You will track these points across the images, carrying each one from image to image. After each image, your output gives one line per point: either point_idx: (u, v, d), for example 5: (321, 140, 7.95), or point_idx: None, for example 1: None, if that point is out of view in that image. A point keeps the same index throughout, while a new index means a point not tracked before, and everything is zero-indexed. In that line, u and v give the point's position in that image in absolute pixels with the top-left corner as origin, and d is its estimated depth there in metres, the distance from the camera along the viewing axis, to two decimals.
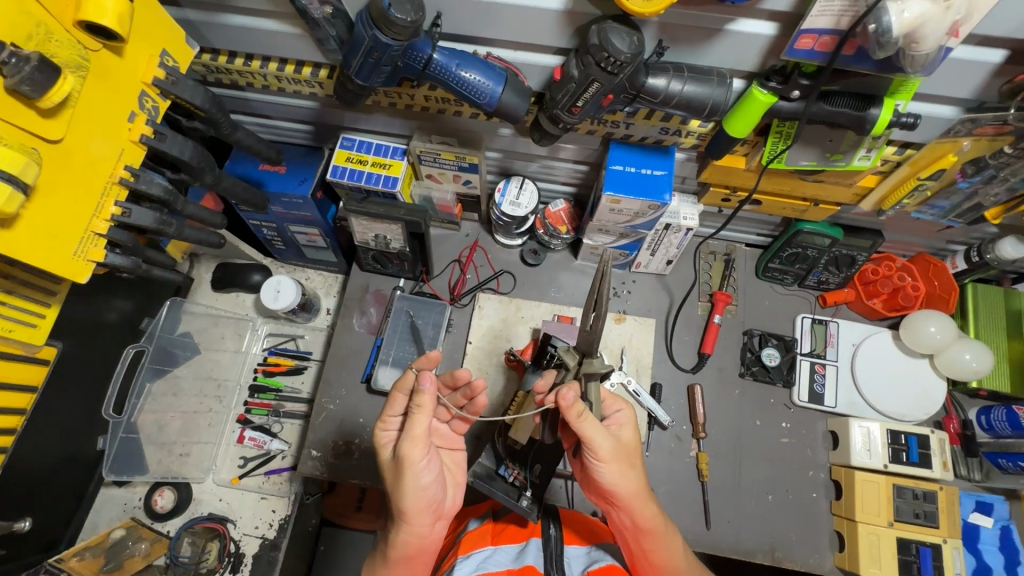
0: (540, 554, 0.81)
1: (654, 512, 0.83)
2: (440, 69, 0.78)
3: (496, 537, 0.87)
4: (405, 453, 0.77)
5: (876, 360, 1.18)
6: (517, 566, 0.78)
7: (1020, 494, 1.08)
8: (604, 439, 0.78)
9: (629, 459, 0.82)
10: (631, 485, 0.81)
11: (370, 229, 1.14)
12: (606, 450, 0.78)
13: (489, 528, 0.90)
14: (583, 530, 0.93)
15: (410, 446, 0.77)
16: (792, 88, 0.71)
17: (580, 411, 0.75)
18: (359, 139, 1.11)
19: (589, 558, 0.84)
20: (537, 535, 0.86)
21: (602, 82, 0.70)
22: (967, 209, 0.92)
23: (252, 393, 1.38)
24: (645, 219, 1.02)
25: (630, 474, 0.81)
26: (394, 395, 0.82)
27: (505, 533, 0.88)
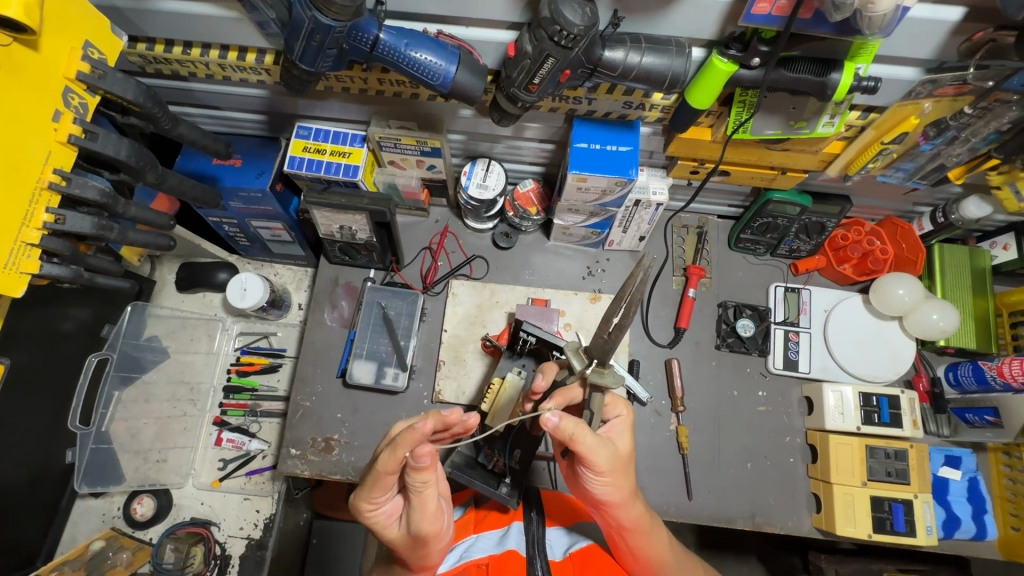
0: (521, 536, 0.80)
1: (641, 514, 0.83)
2: (389, 49, 0.74)
3: (478, 525, 0.88)
4: (421, 531, 0.72)
5: (850, 324, 1.19)
6: (499, 550, 0.77)
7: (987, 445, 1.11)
8: (604, 455, 0.75)
9: (625, 470, 0.80)
10: (623, 494, 0.80)
11: (334, 221, 1.11)
12: (603, 465, 0.76)
13: (472, 516, 0.91)
14: (564, 511, 0.93)
15: (425, 525, 0.72)
16: (752, 55, 0.69)
17: (575, 432, 0.72)
18: (315, 127, 1.07)
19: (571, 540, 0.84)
20: (517, 518, 0.86)
21: (557, 57, 0.68)
22: (932, 170, 0.91)
23: (227, 394, 1.34)
24: (613, 196, 1.00)
25: (625, 484, 0.80)
26: (375, 479, 0.72)
27: (488, 520, 0.88)
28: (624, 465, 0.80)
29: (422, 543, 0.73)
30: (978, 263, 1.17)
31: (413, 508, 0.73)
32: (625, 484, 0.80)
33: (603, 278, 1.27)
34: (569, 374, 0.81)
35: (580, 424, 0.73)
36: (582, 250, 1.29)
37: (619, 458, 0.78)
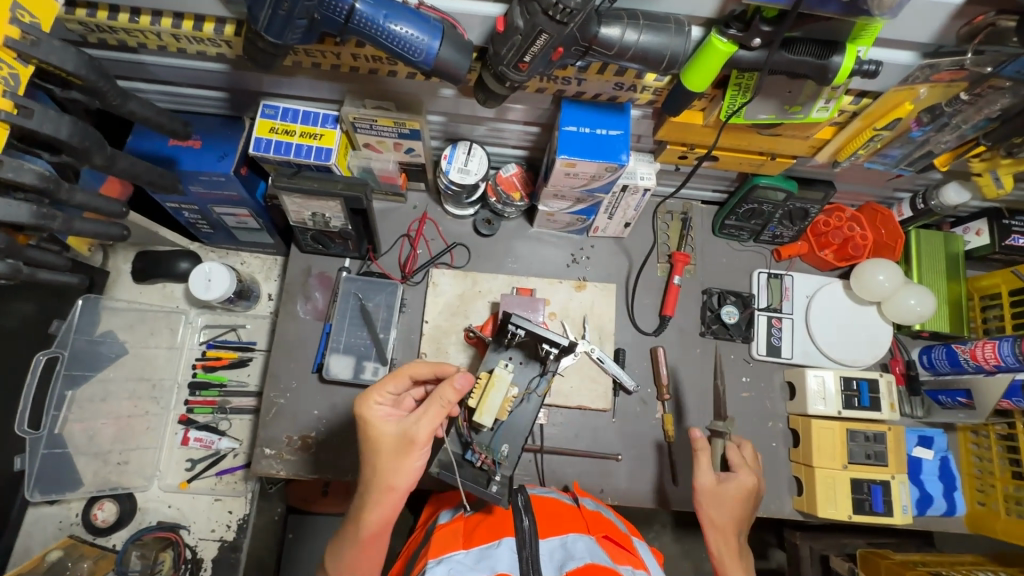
0: (512, 555, 0.72)
1: (736, 554, 0.92)
2: (366, 20, 0.68)
3: (467, 539, 0.78)
4: (415, 433, 0.77)
5: (830, 310, 1.20)
6: (488, 572, 0.70)
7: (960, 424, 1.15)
8: (707, 479, 0.97)
9: (723, 505, 0.95)
10: (719, 522, 0.94)
11: (305, 208, 1.04)
12: (705, 486, 0.96)
13: (461, 527, 0.82)
14: (563, 521, 0.82)
15: (419, 427, 0.77)
16: (753, 36, 0.66)
17: (702, 445, 0.99)
18: (282, 106, 0.99)
19: (568, 545, 0.75)
20: (507, 531, 0.77)
21: (551, 32, 0.63)
22: (919, 157, 0.90)
23: (193, 391, 1.27)
24: (602, 181, 0.96)
25: (719, 513, 0.95)
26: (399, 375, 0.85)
27: (477, 531, 0.80)
28: (727, 500, 0.95)
29: (407, 447, 0.77)
30: (953, 248, 1.19)
31: (417, 412, 0.79)
32: (724, 516, 0.95)
33: (587, 266, 1.24)
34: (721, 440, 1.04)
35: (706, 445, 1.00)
36: (566, 237, 1.25)
37: (719, 487, 0.96)
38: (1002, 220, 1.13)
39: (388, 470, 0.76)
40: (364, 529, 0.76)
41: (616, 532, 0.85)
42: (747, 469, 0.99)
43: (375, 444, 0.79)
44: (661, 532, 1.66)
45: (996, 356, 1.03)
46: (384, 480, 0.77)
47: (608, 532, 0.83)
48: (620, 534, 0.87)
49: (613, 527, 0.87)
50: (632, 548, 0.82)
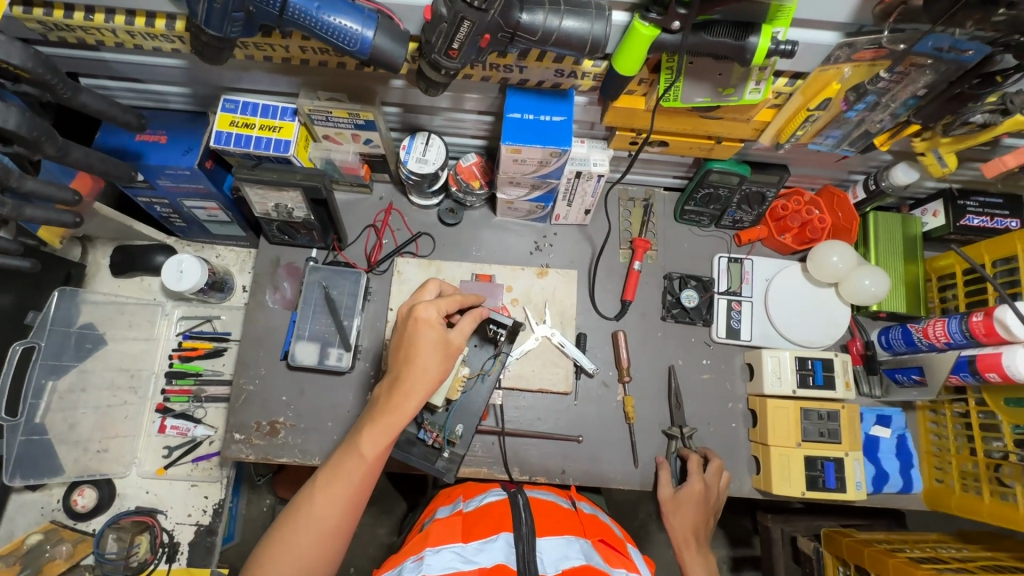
0: (510, 547, 0.74)
1: (698, 557, 1.00)
2: (299, 11, 0.71)
3: (466, 532, 0.79)
4: (458, 342, 0.82)
5: (788, 293, 1.22)
6: (487, 563, 0.72)
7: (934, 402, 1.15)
8: (665, 487, 1.07)
9: (679, 510, 1.04)
10: (681, 530, 1.02)
11: (268, 199, 1.07)
12: (666, 496, 1.06)
13: (460, 519, 0.82)
14: (560, 522, 0.82)
15: (463, 338, 0.83)
16: (672, 19, 0.67)
17: (659, 463, 1.11)
18: (242, 100, 1.01)
19: (564, 545, 0.76)
20: (505, 527, 0.79)
21: (473, 19, 0.66)
22: (858, 136, 0.92)
23: (170, 380, 1.31)
24: (552, 167, 0.99)
25: (678, 520, 1.03)
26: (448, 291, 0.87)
27: (478, 524, 0.81)
28: (682, 504, 1.04)
29: (454, 356, 0.81)
30: (910, 230, 1.20)
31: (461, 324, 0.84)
32: (682, 522, 1.03)
33: (550, 253, 1.26)
34: (684, 447, 1.13)
35: (665, 463, 1.11)
36: (529, 225, 1.28)
37: (675, 496, 1.05)
38: (956, 200, 1.14)
39: (438, 367, 0.79)
40: (406, 415, 0.77)
41: (611, 537, 0.85)
42: (696, 469, 1.07)
43: (428, 344, 0.79)
44: (645, 520, 1.67)
45: (946, 334, 1.04)
46: (430, 374, 0.79)
47: (603, 536, 0.83)
48: (615, 539, 0.87)
49: (608, 531, 0.87)
50: (626, 552, 0.82)
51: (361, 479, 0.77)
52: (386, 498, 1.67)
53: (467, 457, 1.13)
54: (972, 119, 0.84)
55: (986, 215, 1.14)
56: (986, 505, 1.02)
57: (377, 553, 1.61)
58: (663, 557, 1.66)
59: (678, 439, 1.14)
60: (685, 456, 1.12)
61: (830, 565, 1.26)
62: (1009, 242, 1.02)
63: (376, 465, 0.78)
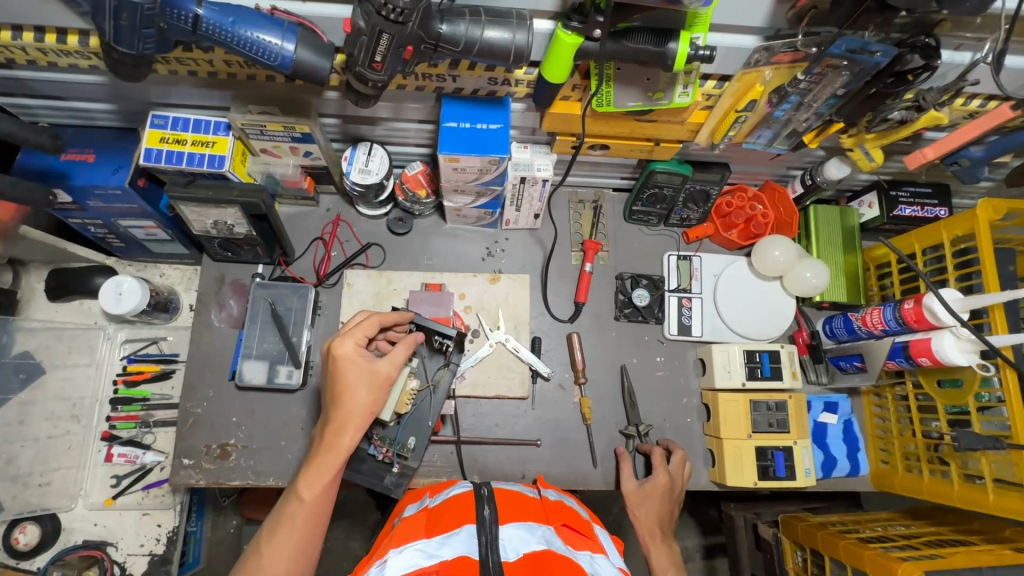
0: (472, 539, 0.73)
1: (662, 547, 1.00)
2: (213, 27, 0.69)
3: (431, 528, 0.78)
4: (386, 369, 0.82)
5: (736, 288, 1.24)
6: (449, 555, 0.70)
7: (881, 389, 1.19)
8: (631, 483, 1.07)
9: (643, 501, 1.05)
10: (646, 521, 1.03)
11: (204, 216, 1.04)
12: (630, 489, 1.07)
13: (424, 515, 0.81)
14: (523, 510, 0.81)
15: (391, 365, 0.83)
16: (593, 27, 0.68)
17: (622, 454, 1.12)
18: (172, 115, 0.98)
19: (527, 533, 0.75)
20: (469, 519, 0.78)
21: (391, 33, 0.65)
22: (788, 135, 0.95)
23: (115, 407, 1.26)
24: (493, 174, 0.98)
25: (643, 511, 1.04)
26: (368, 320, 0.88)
27: (442, 518, 0.79)
28: (647, 498, 1.05)
29: (385, 383, 0.82)
30: (848, 221, 1.24)
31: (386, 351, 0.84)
32: (647, 514, 1.04)
33: (503, 258, 1.26)
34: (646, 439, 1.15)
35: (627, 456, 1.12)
36: (480, 231, 1.27)
37: (640, 489, 1.06)
38: (888, 191, 1.19)
39: (366, 399, 0.80)
40: (342, 451, 0.78)
41: (575, 520, 0.84)
42: (659, 461, 1.08)
43: (351, 379, 0.80)
44: (618, 515, 1.68)
45: (882, 322, 1.08)
46: (360, 407, 0.80)
47: (567, 520, 0.83)
48: (581, 521, 0.86)
49: (574, 515, 0.86)
50: (592, 535, 0.82)
51: (306, 522, 0.76)
52: (356, 511, 1.64)
53: (425, 468, 1.12)
54: (891, 116, 0.87)
55: (917, 205, 1.18)
56: (926, 483, 1.07)
57: (349, 568, 1.58)
58: (637, 550, 1.68)
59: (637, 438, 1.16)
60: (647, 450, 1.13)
61: (789, 550, 1.29)
62: (934, 230, 1.06)
63: (320, 504, 0.78)
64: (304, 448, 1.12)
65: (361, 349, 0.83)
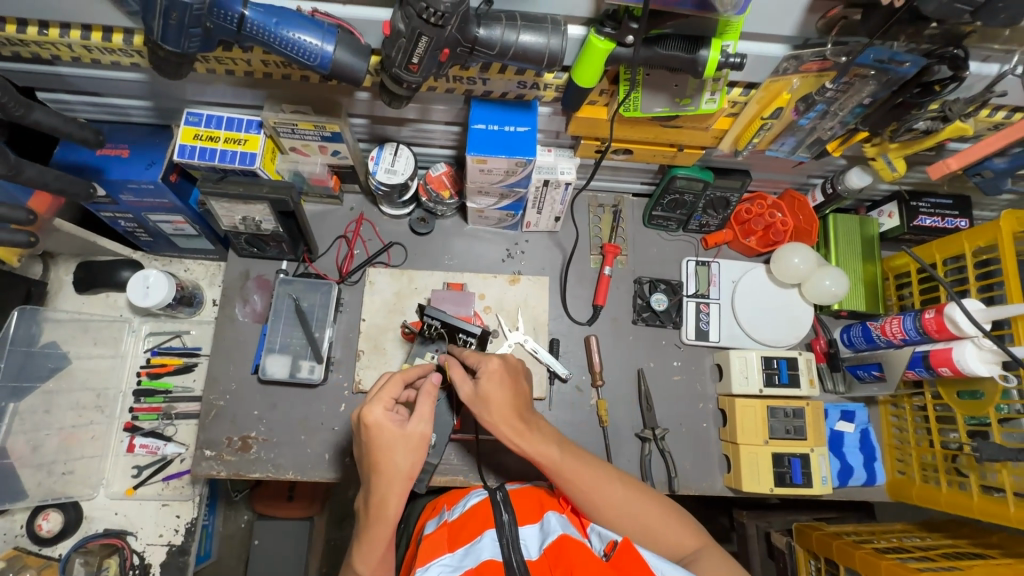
0: (494, 543, 0.76)
1: (529, 437, 0.86)
2: (258, 27, 0.71)
3: (453, 539, 0.80)
4: (419, 429, 0.79)
5: (754, 294, 1.25)
6: (473, 563, 0.73)
7: (901, 399, 1.18)
8: (469, 387, 0.88)
9: (495, 402, 0.86)
10: (496, 420, 0.86)
11: (234, 212, 1.07)
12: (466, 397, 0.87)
13: (445, 530, 0.82)
14: (536, 504, 0.85)
15: (422, 424, 0.79)
16: (625, 33, 0.69)
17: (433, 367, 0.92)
18: (206, 113, 1.01)
19: (544, 524, 0.79)
20: (488, 524, 0.79)
21: (429, 36, 0.67)
22: (812, 143, 0.96)
23: (138, 398, 1.28)
24: (518, 176, 1.00)
25: (500, 413, 0.86)
26: (391, 378, 0.83)
27: (462, 529, 0.81)
28: (493, 401, 0.86)
29: (420, 444, 0.79)
30: (868, 231, 1.24)
31: (415, 409, 0.80)
32: (502, 414, 0.86)
33: (522, 260, 1.28)
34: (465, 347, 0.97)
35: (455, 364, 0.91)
36: (501, 233, 1.28)
37: (480, 393, 0.86)
38: (909, 201, 1.19)
39: (405, 464, 0.77)
40: (391, 522, 0.77)
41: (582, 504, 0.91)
42: (484, 356, 0.90)
43: (385, 447, 0.77)
44: None
45: (902, 331, 1.08)
46: (401, 473, 0.77)
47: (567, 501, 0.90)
48: None
49: None
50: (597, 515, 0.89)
51: None
52: None
53: (443, 466, 1.13)
54: (916, 126, 0.88)
55: (937, 216, 1.19)
56: (944, 494, 1.06)
57: None
58: None
59: (656, 440, 1.16)
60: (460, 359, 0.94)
61: (802, 558, 1.29)
62: (956, 241, 1.06)
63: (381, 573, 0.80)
64: (324, 443, 1.14)
65: (390, 413, 0.79)
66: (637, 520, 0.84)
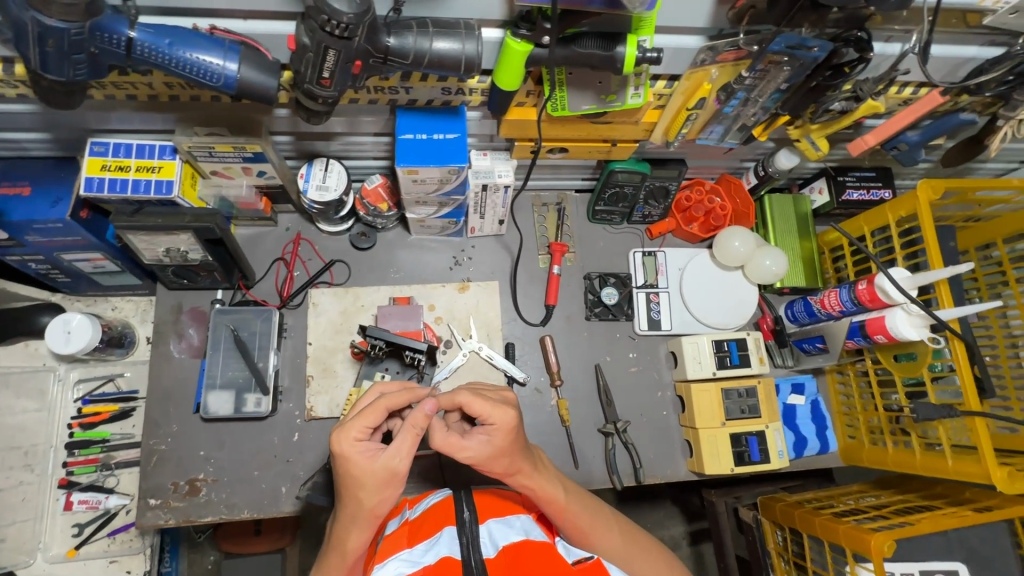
0: (454, 540, 0.74)
1: (536, 477, 0.81)
2: (149, 49, 0.66)
3: (413, 535, 0.78)
4: (391, 467, 0.71)
5: (700, 279, 1.27)
6: (431, 560, 0.71)
7: (845, 368, 1.23)
8: (479, 445, 0.76)
9: (503, 458, 0.77)
10: (501, 470, 0.78)
11: (155, 244, 1.00)
12: (472, 454, 0.76)
13: (406, 528, 0.80)
14: (501, 503, 0.84)
15: (397, 460, 0.71)
16: (541, 34, 0.69)
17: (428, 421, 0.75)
18: (113, 141, 0.94)
19: (506, 524, 0.79)
20: (449, 520, 0.78)
21: (336, 48, 0.64)
22: (738, 129, 0.98)
23: (72, 451, 1.20)
24: (453, 184, 0.98)
25: (506, 464, 0.77)
26: (374, 402, 0.74)
27: (423, 525, 0.79)
28: (503, 456, 0.76)
29: (390, 482, 0.72)
30: (802, 208, 1.28)
31: (393, 441, 0.72)
32: (509, 465, 0.78)
33: (470, 266, 1.26)
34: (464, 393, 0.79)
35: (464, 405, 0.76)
36: (446, 241, 1.26)
37: (490, 451, 0.75)
38: (835, 177, 1.23)
39: (372, 501, 0.71)
40: (352, 552, 0.74)
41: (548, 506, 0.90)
42: (495, 408, 0.76)
43: (352, 481, 0.71)
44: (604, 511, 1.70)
45: (839, 303, 1.12)
46: (367, 508, 0.72)
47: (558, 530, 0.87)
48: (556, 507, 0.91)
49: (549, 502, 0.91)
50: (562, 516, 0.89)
51: None
52: None
53: (406, 485, 1.11)
54: (832, 107, 0.91)
55: (863, 189, 1.24)
56: (890, 454, 1.11)
57: None
58: None
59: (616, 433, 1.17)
60: (458, 405, 0.78)
61: (769, 530, 1.33)
62: (881, 213, 1.11)
63: None
64: (279, 476, 1.09)
65: (363, 443, 0.72)
66: (624, 552, 0.87)
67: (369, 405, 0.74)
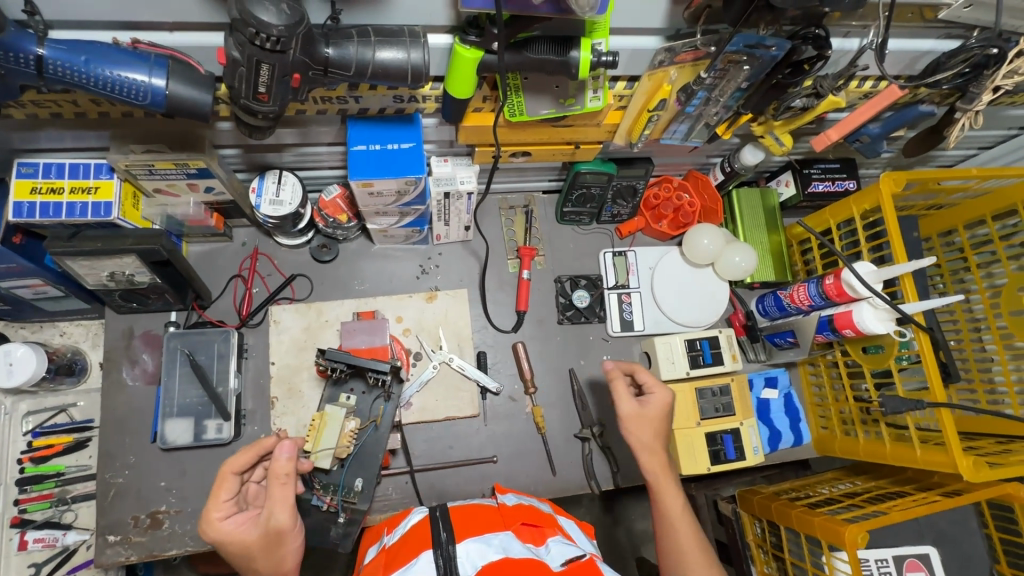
0: (429, 565, 0.70)
1: (674, 490, 0.95)
2: (62, 67, 0.61)
3: (389, 564, 0.75)
4: (271, 525, 0.73)
5: (671, 278, 1.27)
6: None
7: (816, 360, 1.24)
8: (631, 405, 0.99)
9: (649, 428, 0.98)
10: (641, 444, 0.98)
11: (97, 269, 0.94)
12: (626, 412, 0.99)
13: (383, 558, 0.77)
14: (478, 519, 0.79)
15: (277, 515, 0.73)
16: (490, 40, 0.66)
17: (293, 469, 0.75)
18: (42, 161, 0.87)
19: (485, 543, 0.73)
20: (426, 544, 0.74)
21: (269, 62, 0.59)
22: (701, 128, 0.96)
23: (23, 487, 1.13)
24: (412, 195, 0.94)
25: (642, 437, 0.98)
26: (226, 472, 0.77)
27: (401, 552, 0.75)
28: (649, 420, 0.99)
29: (277, 539, 0.74)
30: (769, 203, 1.28)
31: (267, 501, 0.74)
32: (649, 437, 0.98)
33: (437, 275, 1.22)
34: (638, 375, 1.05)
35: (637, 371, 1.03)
36: (411, 249, 1.22)
37: (642, 412, 0.99)
38: (801, 170, 1.23)
39: (269, 564, 0.74)
40: None
41: (537, 517, 0.83)
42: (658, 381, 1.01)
43: (242, 555, 0.74)
44: None
45: (807, 298, 1.11)
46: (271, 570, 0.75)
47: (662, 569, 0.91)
48: (544, 519, 0.85)
49: (536, 513, 0.85)
50: (551, 526, 0.83)
51: None
52: None
53: (380, 503, 1.08)
54: (794, 104, 0.90)
55: (829, 181, 1.24)
56: (862, 445, 1.12)
57: None
58: None
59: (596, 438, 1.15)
60: (631, 372, 1.04)
61: (748, 522, 1.32)
62: (846, 206, 1.10)
63: None
64: None
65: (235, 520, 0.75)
66: None
67: (219, 483, 0.77)
